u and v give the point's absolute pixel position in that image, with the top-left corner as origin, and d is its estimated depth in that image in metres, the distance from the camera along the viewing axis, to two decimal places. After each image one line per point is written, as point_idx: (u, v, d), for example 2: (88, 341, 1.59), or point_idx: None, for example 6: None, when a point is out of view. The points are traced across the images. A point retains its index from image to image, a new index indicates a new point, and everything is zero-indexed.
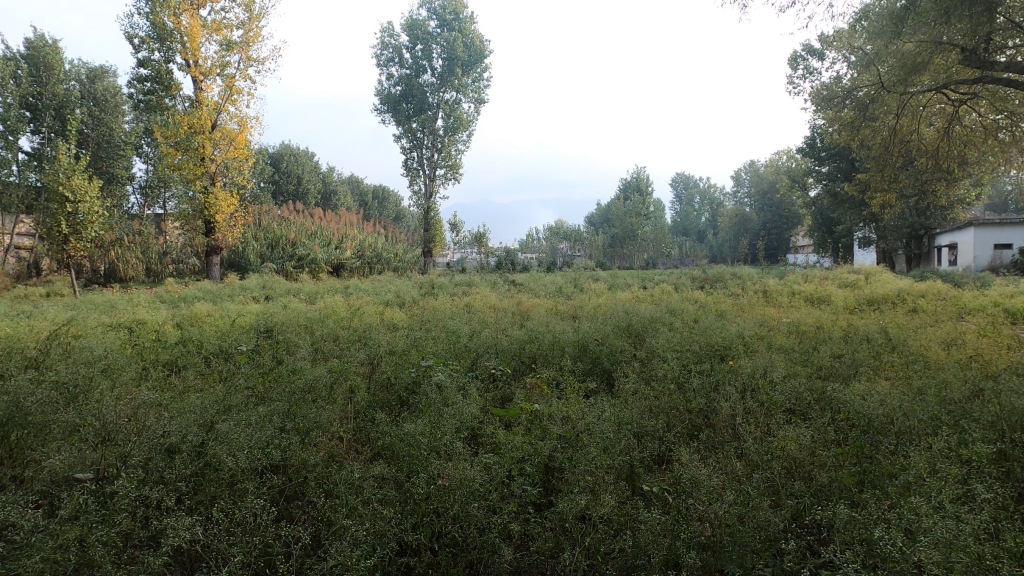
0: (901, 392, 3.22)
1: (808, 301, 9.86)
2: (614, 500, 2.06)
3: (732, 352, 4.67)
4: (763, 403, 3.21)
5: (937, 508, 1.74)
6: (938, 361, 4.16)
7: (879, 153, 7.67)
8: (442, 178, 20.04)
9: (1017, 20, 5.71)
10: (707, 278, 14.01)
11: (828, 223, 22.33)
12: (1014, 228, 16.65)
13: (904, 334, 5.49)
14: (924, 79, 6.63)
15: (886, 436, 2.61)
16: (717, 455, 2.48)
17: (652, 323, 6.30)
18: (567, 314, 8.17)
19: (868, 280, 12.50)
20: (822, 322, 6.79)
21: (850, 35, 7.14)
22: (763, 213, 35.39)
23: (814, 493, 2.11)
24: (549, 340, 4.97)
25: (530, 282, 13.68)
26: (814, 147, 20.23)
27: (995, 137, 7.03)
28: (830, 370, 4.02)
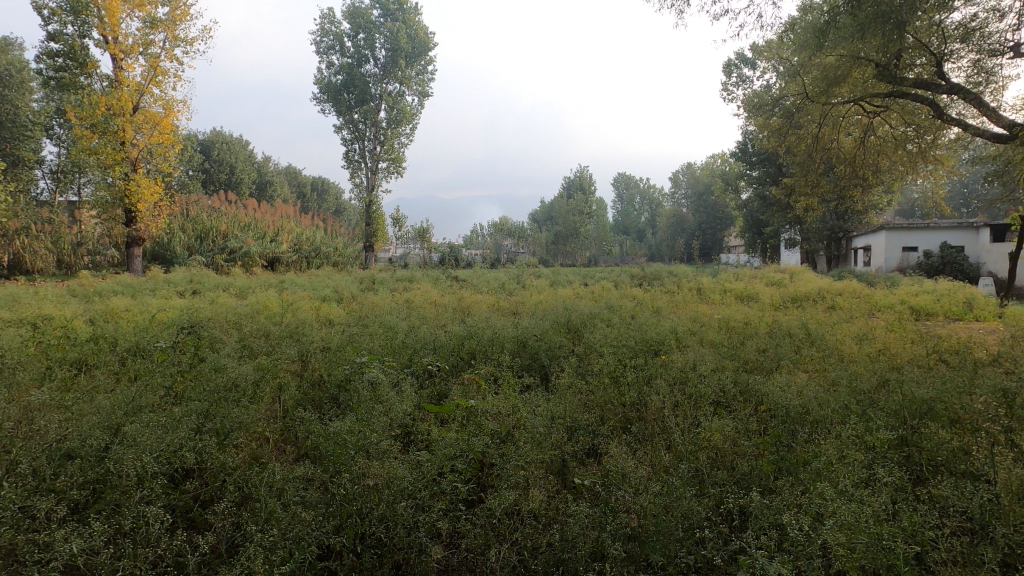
0: (818, 383, 3.40)
1: (738, 297, 10.34)
2: (546, 494, 2.07)
3: (666, 347, 4.83)
4: (692, 395, 3.31)
5: (842, 490, 1.85)
6: (851, 354, 4.44)
7: (804, 159, 8.11)
8: (385, 171, 19.61)
9: (923, 40, 6.17)
10: (646, 275, 14.39)
11: (758, 224, 23.49)
12: (920, 232, 17.95)
13: (823, 330, 5.84)
14: (844, 90, 7.08)
15: (802, 425, 2.75)
16: (646, 446, 2.55)
17: (591, 319, 6.42)
18: (507, 309, 8.19)
19: (791, 279, 13.25)
20: (749, 317, 7.14)
21: (779, 46, 7.53)
22: (698, 214, 36.77)
23: (735, 481, 2.21)
24: (489, 336, 4.95)
25: (473, 277, 13.64)
26: (746, 152, 21.18)
27: (904, 147, 7.56)
28: (755, 363, 4.22)
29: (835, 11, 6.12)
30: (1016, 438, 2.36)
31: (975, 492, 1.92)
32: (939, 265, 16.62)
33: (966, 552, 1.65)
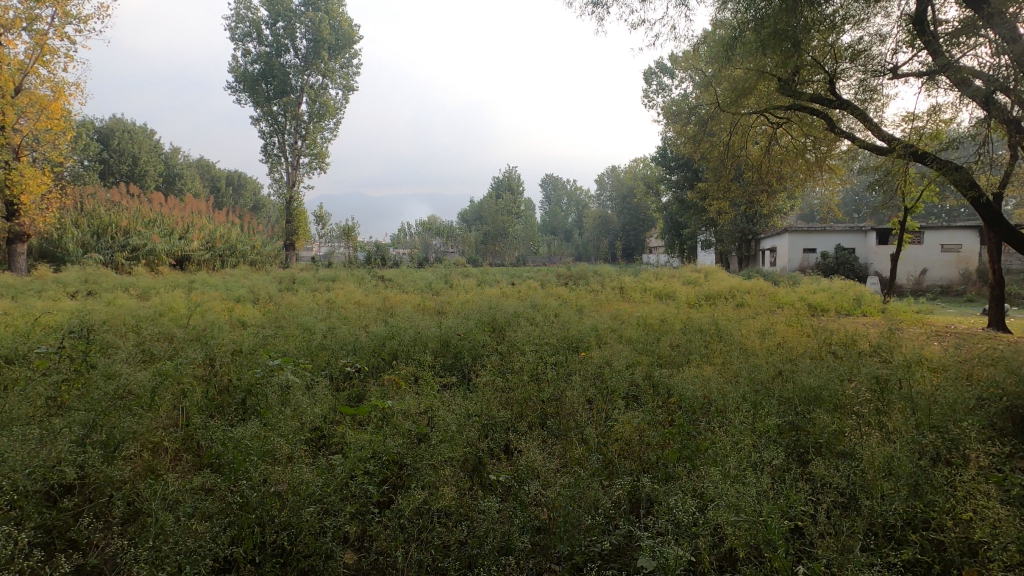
0: (722, 375, 3.63)
1: (657, 296, 10.81)
2: (459, 491, 2.08)
3: (585, 344, 4.97)
4: (607, 390, 3.44)
5: (731, 473, 1.99)
6: (754, 348, 4.76)
7: (716, 165, 8.59)
8: (306, 166, 18.86)
9: (818, 58, 6.72)
10: (572, 275, 14.72)
11: (676, 227, 24.70)
12: (820, 235, 19.38)
13: (730, 325, 6.22)
14: (751, 101, 7.60)
15: (705, 415, 2.92)
16: (560, 441, 2.63)
17: (515, 318, 6.49)
18: (433, 309, 8.12)
19: (706, 278, 14.03)
20: (666, 315, 7.47)
21: (694, 58, 7.96)
22: (622, 216, 38.03)
23: (640, 471, 2.32)
24: (411, 336, 4.88)
25: (400, 277, 13.42)
26: (665, 157, 22.21)
27: (804, 156, 8.11)
28: (667, 358, 4.43)
29: (743, 26, 6.53)
30: (886, 420, 2.62)
31: (846, 468, 2.13)
32: (834, 265, 18.26)
33: (836, 524, 1.82)
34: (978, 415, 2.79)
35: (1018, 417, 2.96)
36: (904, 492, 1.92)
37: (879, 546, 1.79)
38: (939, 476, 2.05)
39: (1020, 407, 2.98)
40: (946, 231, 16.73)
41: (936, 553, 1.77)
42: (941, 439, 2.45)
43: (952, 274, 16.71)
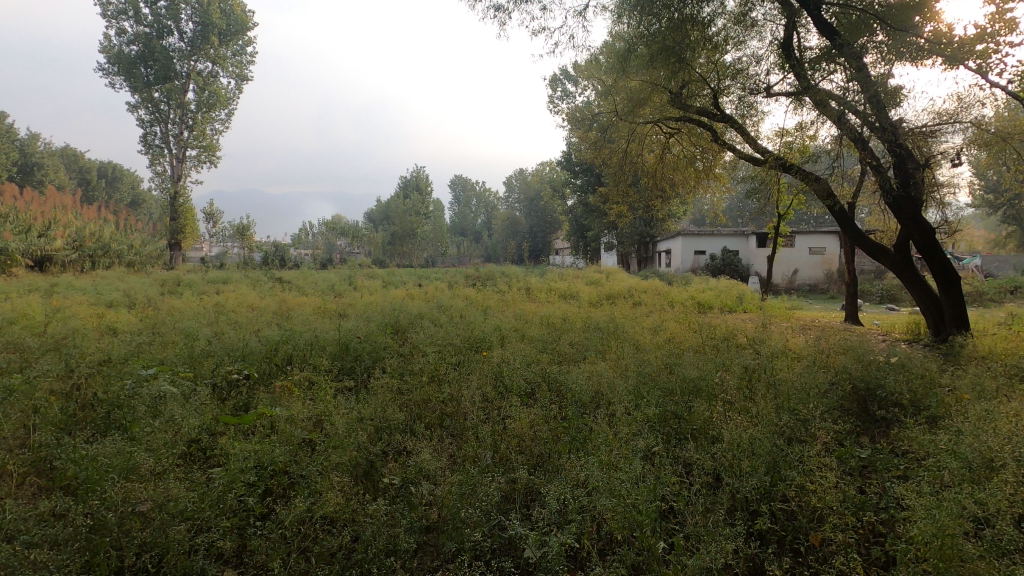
0: (613, 370, 3.82)
1: (561, 296, 11.13)
2: (348, 498, 2.03)
3: (487, 344, 5.02)
4: (505, 388, 3.50)
5: (611, 462, 2.12)
6: (646, 344, 5.04)
7: (616, 170, 8.99)
8: (194, 159, 17.46)
9: (704, 74, 7.26)
10: (480, 276, 14.78)
11: (580, 229, 25.65)
12: (709, 238, 20.90)
13: (626, 323, 6.54)
14: (647, 112, 7.97)
15: (595, 409, 3.06)
16: (456, 442, 2.66)
17: (419, 320, 6.40)
18: (334, 312, 7.81)
19: (608, 279, 14.68)
20: (568, 314, 7.71)
21: (595, 67, 8.31)
22: (529, 218, 38.64)
23: (531, 466, 2.40)
24: (307, 340, 4.67)
25: (300, 279, 12.78)
26: (570, 161, 22.98)
27: (693, 165, 8.74)
28: (565, 356, 4.59)
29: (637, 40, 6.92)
30: (751, 406, 2.90)
31: (715, 451, 2.33)
32: (721, 265, 19.79)
33: (702, 502, 1.99)
34: (827, 398, 3.16)
35: (862, 397, 3.38)
36: (761, 469, 2.13)
37: (740, 519, 1.98)
38: (791, 452, 2.30)
39: (863, 388, 3.41)
40: (813, 236, 18.75)
41: (786, 523, 2.00)
42: (796, 420, 2.75)
43: (818, 274, 18.75)
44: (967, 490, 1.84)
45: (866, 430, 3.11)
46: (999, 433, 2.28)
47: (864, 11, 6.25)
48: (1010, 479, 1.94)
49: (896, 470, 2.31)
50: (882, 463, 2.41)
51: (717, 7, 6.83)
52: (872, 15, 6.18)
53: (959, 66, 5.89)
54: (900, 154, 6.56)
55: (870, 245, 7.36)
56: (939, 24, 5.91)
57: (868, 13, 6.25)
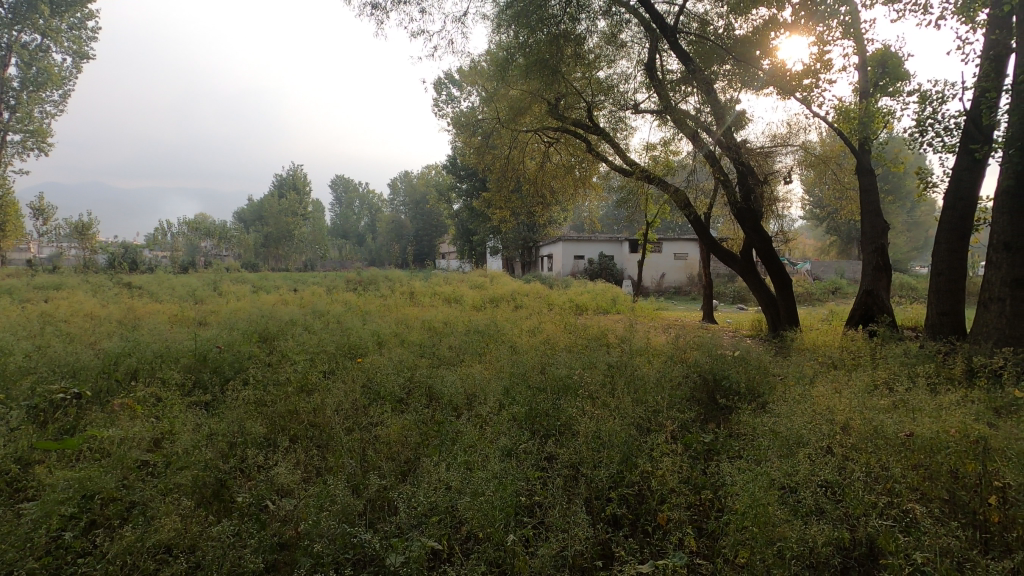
0: (489, 372, 3.89)
1: (445, 300, 11.12)
2: (187, 523, 1.88)
3: (364, 350, 4.87)
4: (378, 395, 3.42)
5: (475, 463, 2.17)
6: (523, 346, 5.20)
7: (498, 176, 9.16)
8: (18, 145, 15.02)
9: (579, 88, 7.66)
10: (362, 280, 14.30)
11: (466, 232, 25.79)
12: (587, 244, 22.03)
13: (506, 326, 6.69)
14: (528, 121, 8.21)
15: (468, 411, 3.09)
16: (321, 455, 2.55)
17: (292, 326, 6.05)
18: (193, 319, 7.12)
19: (492, 282, 14.91)
20: (449, 318, 7.71)
21: (476, 74, 8.42)
22: (414, 221, 37.97)
23: (398, 473, 2.37)
24: (157, 353, 4.22)
25: (155, 283, 11.49)
26: (455, 165, 23.07)
27: (573, 173, 9.04)
28: (444, 360, 4.59)
29: (516, 50, 7.12)
30: (612, 401, 3.09)
31: (574, 444, 2.46)
32: (598, 270, 20.92)
33: (558, 494, 2.10)
34: (679, 391, 3.47)
35: (710, 387, 3.76)
36: (616, 459, 2.29)
37: (592, 507, 2.12)
38: (642, 442, 2.50)
39: (711, 379, 3.79)
40: (678, 242, 20.52)
41: (636, 507, 2.17)
42: (650, 412, 2.99)
43: (682, 278, 20.56)
44: (778, 464, 2.12)
45: (712, 417, 3.45)
46: (808, 414, 2.65)
47: (715, 43, 7.02)
48: (812, 452, 2.27)
49: (730, 451, 2.59)
50: (718, 447, 2.70)
51: (589, 26, 7.25)
52: (722, 47, 6.98)
53: (790, 97, 6.80)
54: (742, 171, 7.40)
55: (720, 252, 8.20)
56: (774, 60, 6.78)
57: (717, 43, 7.00)
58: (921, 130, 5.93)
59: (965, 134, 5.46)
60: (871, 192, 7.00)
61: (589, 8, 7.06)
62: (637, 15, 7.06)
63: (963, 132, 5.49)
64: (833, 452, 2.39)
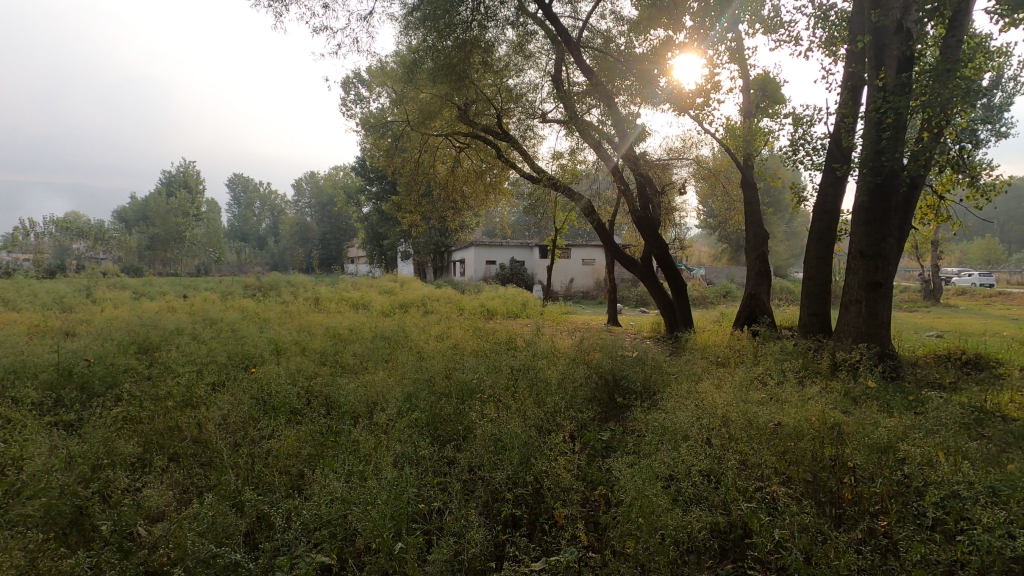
0: (392, 378, 3.80)
1: (352, 306, 10.75)
2: (35, 558, 1.69)
3: (258, 359, 4.59)
4: (272, 407, 3.24)
5: (370, 475, 2.12)
6: (430, 351, 5.13)
7: (408, 179, 9.01)
8: None
9: (488, 95, 7.73)
10: (261, 286, 13.47)
11: (376, 236, 25.11)
12: (498, 249, 22.21)
13: (414, 332, 6.57)
14: (438, 125, 8.13)
15: (368, 420, 3.01)
16: (204, 474, 2.38)
17: (177, 336, 5.57)
18: (59, 330, 6.35)
19: (402, 287, 14.62)
20: (356, 324, 7.46)
21: (384, 74, 8.23)
22: (321, 224, 36.37)
23: (290, 488, 2.27)
24: (10, 369, 3.72)
25: (12, 290, 10.12)
26: (364, 167, 22.44)
27: (483, 179, 9.10)
28: (346, 367, 4.43)
29: (425, 53, 7.06)
30: (516, 404, 3.13)
31: (474, 448, 2.48)
32: (509, 275, 21.16)
33: (455, 500, 2.10)
34: (581, 392, 3.59)
35: (610, 387, 3.92)
36: (513, 460, 2.33)
37: (490, 510, 2.14)
38: (541, 442, 2.56)
39: (611, 380, 3.95)
40: (585, 248, 21.28)
41: (535, 507, 2.21)
42: (551, 413, 3.06)
43: (589, 282, 21.32)
44: (662, 458, 2.26)
45: (610, 416, 3.60)
46: (694, 409, 2.85)
47: (617, 59, 7.43)
48: (694, 444, 2.44)
49: (624, 446, 2.73)
50: (614, 444, 2.82)
51: (498, 34, 7.35)
52: (623, 63, 7.37)
53: (684, 114, 7.28)
54: (642, 181, 7.81)
55: (622, 257, 8.59)
56: (670, 78, 7.21)
57: (618, 60, 7.38)
58: (794, 149, 6.58)
59: (830, 154, 6.12)
60: (754, 204, 7.66)
61: (496, 17, 7.16)
62: (544, 27, 7.27)
63: (827, 152, 6.16)
64: (712, 443, 2.59)
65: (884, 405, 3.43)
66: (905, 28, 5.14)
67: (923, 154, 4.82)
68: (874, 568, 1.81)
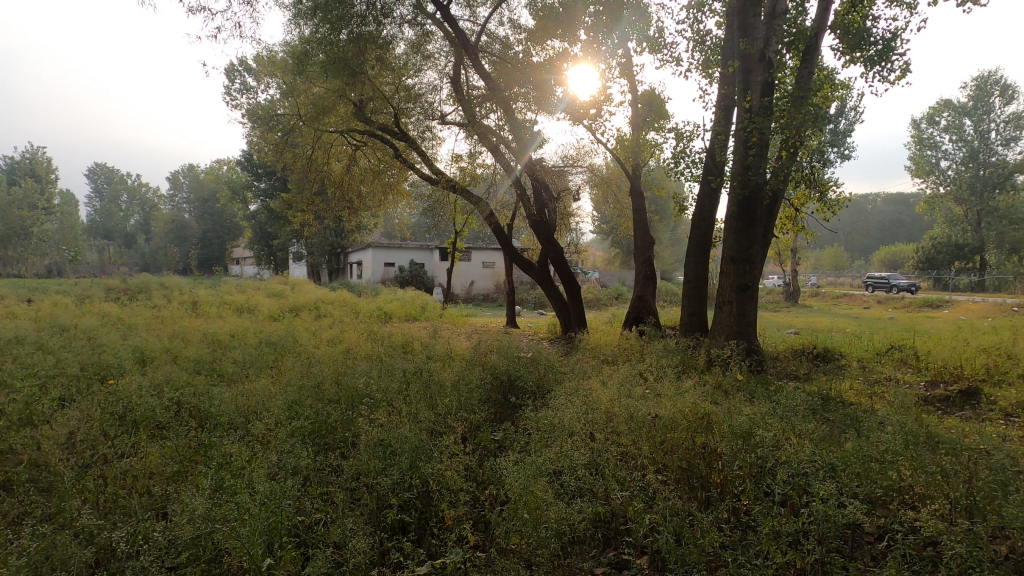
0: (276, 387, 3.57)
1: (235, 310, 9.98)
2: None
3: (119, 369, 4.11)
4: (133, 422, 2.93)
5: (243, 490, 1.99)
6: (321, 357, 4.89)
7: (299, 177, 8.55)
8: None
9: (384, 94, 7.52)
10: (128, 289, 12.09)
11: (265, 236, 23.53)
12: (397, 251, 21.72)
13: (304, 337, 6.23)
14: (332, 121, 7.81)
15: (245, 432, 2.81)
16: (41, 501, 2.09)
17: (16, 346, 4.83)
18: None
19: (293, 290, 13.84)
20: (239, 329, 6.92)
21: (273, 64, 7.76)
22: (201, 221, 33.40)
23: (151, 510, 2.08)
24: None
25: None
26: (251, 162, 21.00)
27: (380, 178, 8.84)
28: (225, 376, 4.10)
29: (316, 46, 6.75)
30: (409, 408, 3.06)
31: (361, 455, 2.40)
32: (409, 277, 20.73)
33: (338, 511, 2.03)
34: (476, 395, 3.59)
35: (504, 387, 3.96)
36: (402, 465, 2.29)
37: (376, 518, 2.09)
38: (432, 445, 2.54)
39: (505, 380, 4.00)
40: (485, 252, 21.44)
41: (423, 511, 2.18)
42: (443, 416, 3.04)
43: (490, 285, 21.49)
44: (548, 454, 2.33)
45: (504, 416, 3.64)
46: (582, 407, 2.96)
47: (515, 65, 7.59)
48: (579, 440, 2.54)
49: (515, 445, 2.78)
50: (506, 443, 2.86)
51: (394, 31, 7.22)
52: (520, 71, 7.54)
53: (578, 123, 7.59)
54: (539, 186, 8.00)
55: (520, 260, 8.75)
56: (566, 89, 7.48)
57: (516, 66, 7.53)
58: (676, 161, 7.09)
59: (706, 168, 6.67)
60: (641, 211, 8.14)
61: (393, 14, 7.03)
62: (442, 28, 7.25)
63: (704, 166, 6.70)
64: (596, 438, 2.71)
65: (749, 396, 3.78)
66: (767, 58, 5.71)
67: (781, 170, 5.40)
68: (735, 544, 1.98)
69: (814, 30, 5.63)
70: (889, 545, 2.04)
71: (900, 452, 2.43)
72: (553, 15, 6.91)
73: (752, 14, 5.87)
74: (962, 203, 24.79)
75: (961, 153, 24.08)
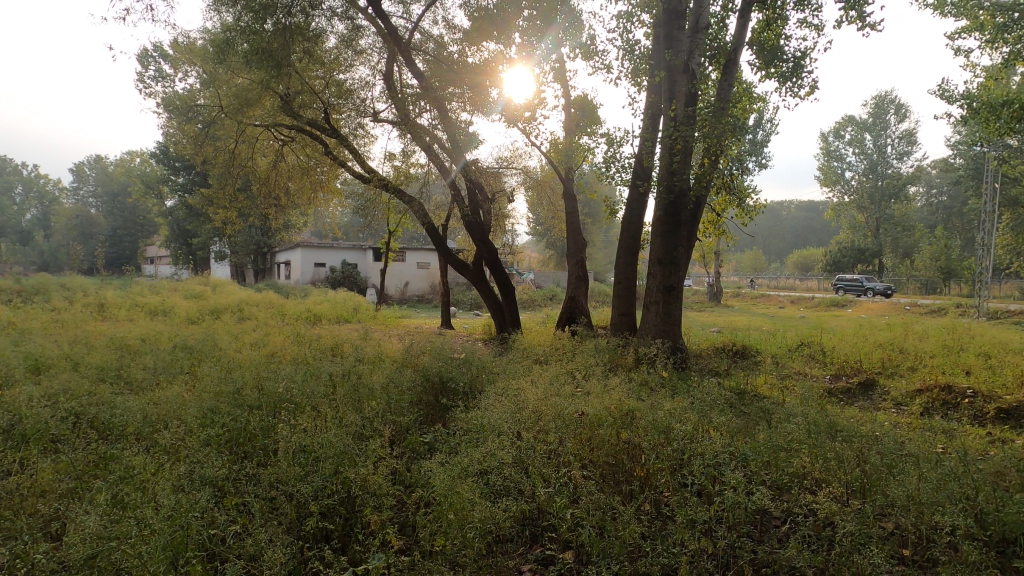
0: (189, 394, 3.36)
1: (148, 313, 9.29)
2: None
3: (7, 380, 3.72)
4: (23, 436, 2.68)
5: (148, 504, 1.87)
6: (243, 361, 4.64)
7: (220, 172, 8.09)
8: None
9: (313, 88, 7.22)
10: (22, 290, 10.98)
11: (183, 234, 22.10)
12: (328, 251, 21.01)
13: (224, 341, 5.90)
14: (257, 115, 7.45)
15: (153, 442, 2.63)
16: None
17: None
18: None
19: (214, 292, 13.06)
20: (150, 333, 6.45)
21: (191, 52, 7.31)
22: (110, 217, 30.91)
23: (41, 531, 1.91)
24: None
25: None
26: (168, 154, 19.69)
27: (309, 175, 8.52)
28: (133, 384, 3.82)
29: (239, 34, 6.40)
30: (335, 412, 2.97)
31: (280, 463, 2.31)
32: (340, 278, 20.10)
33: (253, 521, 1.94)
34: (406, 397, 3.53)
35: (436, 389, 3.92)
36: (324, 470, 2.22)
37: (295, 526, 2.02)
38: (357, 449, 2.47)
39: (437, 382, 3.96)
40: (420, 252, 21.17)
41: (347, 517, 2.13)
42: (370, 420, 2.97)
43: (425, 286, 21.22)
44: (475, 455, 2.33)
45: (435, 418, 3.60)
46: (511, 407, 2.98)
47: (449, 65, 7.54)
48: (507, 439, 2.56)
49: (443, 446, 2.76)
50: (435, 445, 2.84)
51: (324, 24, 6.99)
52: (454, 70, 7.49)
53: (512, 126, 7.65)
54: (473, 187, 7.97)
55: (454, 260, 8.69)
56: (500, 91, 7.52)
57: (450, 66, 7.49)
58: (607, 166, 7.29)
59: (635, 173, 6.90)
60: (573, 213, 8.31)
61: (321, 7, 6.80)
62: (374, 23, 7.08)
63: (633, 171, 6.93)
64: (524, 436, 2.74)
65: (672, 392, 3.94)
66: (690, 69, 5.98)
67: (703, 177, 5.67)
68: (653, 534, 2.06)
69: (733, 45, 5.96)
70: (792, 526, 2.19)
71: (804, 441, 2.62)
72: (487, 16, 6.90)
73: (677, 27, 6.14)
74: (863, 211, 27.04)
75: (862, 165, 26.26)
